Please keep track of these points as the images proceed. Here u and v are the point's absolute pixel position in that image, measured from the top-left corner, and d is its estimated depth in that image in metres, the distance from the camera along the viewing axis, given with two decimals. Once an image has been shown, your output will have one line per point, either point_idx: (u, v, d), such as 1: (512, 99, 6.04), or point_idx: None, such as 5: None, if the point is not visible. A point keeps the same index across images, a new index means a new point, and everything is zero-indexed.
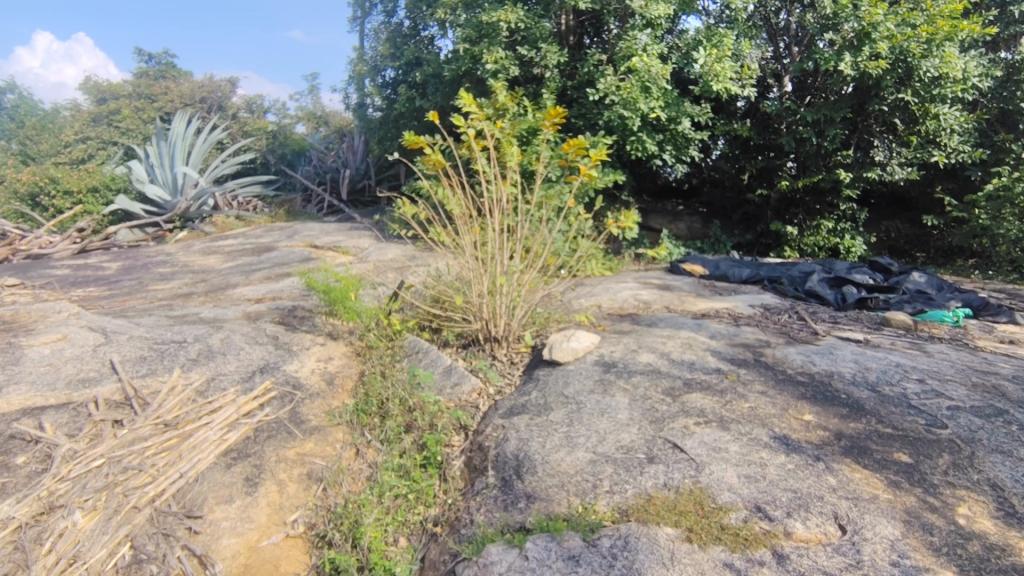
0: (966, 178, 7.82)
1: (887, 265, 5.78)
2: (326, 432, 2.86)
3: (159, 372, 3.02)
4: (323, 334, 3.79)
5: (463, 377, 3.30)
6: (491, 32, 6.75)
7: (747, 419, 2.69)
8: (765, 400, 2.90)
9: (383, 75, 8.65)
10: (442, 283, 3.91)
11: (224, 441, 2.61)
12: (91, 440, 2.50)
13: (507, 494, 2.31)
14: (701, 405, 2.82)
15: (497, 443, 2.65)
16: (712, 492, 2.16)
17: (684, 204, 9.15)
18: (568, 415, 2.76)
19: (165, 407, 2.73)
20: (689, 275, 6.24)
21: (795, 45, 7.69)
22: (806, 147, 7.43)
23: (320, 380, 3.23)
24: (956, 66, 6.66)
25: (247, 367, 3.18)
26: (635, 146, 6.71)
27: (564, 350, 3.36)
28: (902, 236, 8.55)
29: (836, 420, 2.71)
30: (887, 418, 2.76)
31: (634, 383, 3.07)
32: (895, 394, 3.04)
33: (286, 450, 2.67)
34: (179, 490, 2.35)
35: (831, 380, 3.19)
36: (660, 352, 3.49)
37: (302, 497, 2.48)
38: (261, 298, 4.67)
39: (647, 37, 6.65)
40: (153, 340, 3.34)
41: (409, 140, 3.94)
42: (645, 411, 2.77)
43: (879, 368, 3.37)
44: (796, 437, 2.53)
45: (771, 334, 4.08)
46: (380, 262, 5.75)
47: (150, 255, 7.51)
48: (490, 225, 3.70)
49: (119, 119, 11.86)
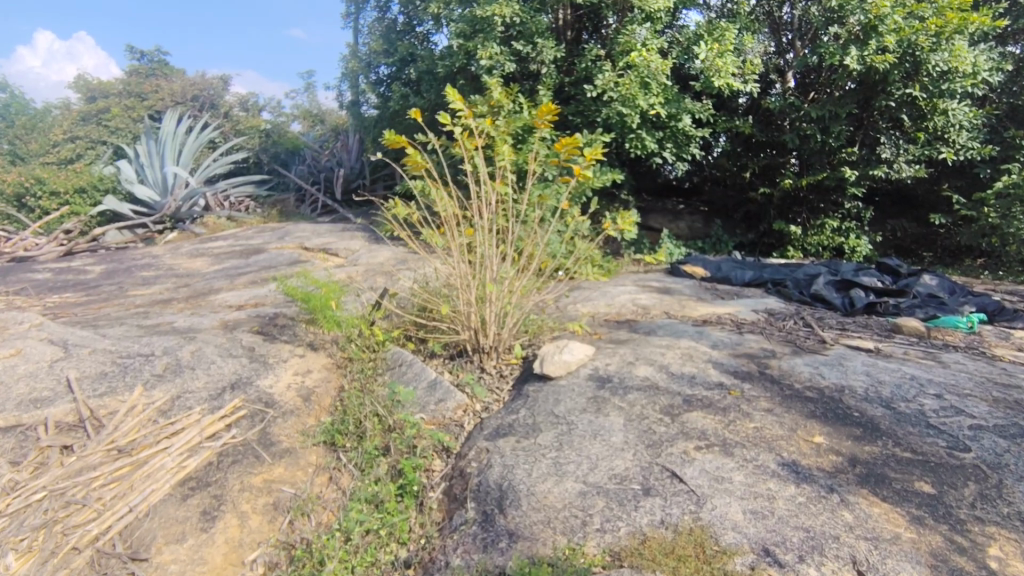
0: (975, 175, 7.57)
1: (896, 266, 5.56)
2: (297, 455, 2.66)
3: (118, 390, 2.81)
4: (303, 345, 3.59)
5: (449, 393, 3.09)
6: (485, 27, 6.51)
7: (753, 442, 2.47)
8: (772, 420, 2.68)
9: (378, 72, 8.43)
10: (429, 291, 3.70)
11: (182, 468, 2.40)
12: (35, 469, 2.30)
13: (488, 531, 2.09)
14: (702, 426, 2.61)
15: (480, 469, 2.43)
16: (714, 531, 1.94)
17: (684, 203, 8.86)
18: (558, 438, 2.55)
19: (121, 430, 2.53)
20: (689, 277, 6.04)
21: (798, 40, 7.48)
22: (811, 144, 7.20)
23: (295, 397, 3.03)
24: (967, 60, 6.40)
25: (217, 384, 2.99)
26: (635, 144, 6.50)
27: (555, 363, 3.15)
28: (908, 235, 8.32)
29: (850, 443, 2.49)
30: (905, 441, 2.54)
31: (630, 401, 2.85)
32: (912, 411, 2.83)
33: (253, 477, 2.46)
34: (127, 527, 2.14)
35: (842, 396, 2.97)
36: (659, 364, 3.28)
37: (264, 532, 2.26)
38: (243, 304, 4.48)
39: (646, 32, 6.45)
40: (117, 355, 3.13)
41: (389, 139, 3.70)
42: (641, 434, 2.55)
43: (893, 382, 3.16)
44: (807, 464, 2.31)
45: (776, 342, 3.86)
46: (369, 265, 5.57)
47: (135, 257, 7.32)
48: (482, 227, 3.52)
49: (109, 118, 11.66)
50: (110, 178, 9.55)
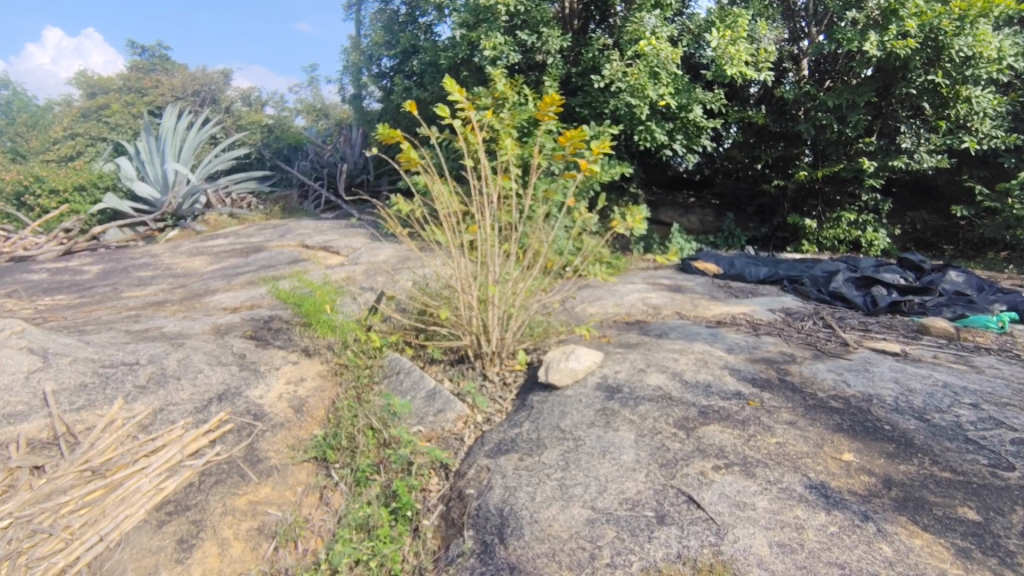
0: (999, 166, 7.30)
1: (918, 262, 5.31)
2: (286, 472, 2.50)
3: (97, 404, 2.67)
4: (297, 350, 3.41)
5: (449, 403, 2.91)
6: (489, 16, 6.28)
7: (777, 460, 2.27)
8: (795, 434, 2.48)
9: (380, 65, 8.26)
10: (429, 293, 3.51)
11: (160, 491, 2.25)
12: (2, 492, 2.15)
13: (487, 565, 1.92)
14: (720, 441, 2.42)
15: (480, 491, 2.26)
16: (737, 568, 1.76)
17: (695, 195, 8.63)
18: (564, 456, 2.36)
19: (97, 449, 2.38)
20: (701, 274, 5.84)
21: (814, 26, 7.18)
22: (827, 134, 6.96)
23: (287, 408, 2.85)
24: (991, 44, 6.10)
25: (203, 396, 2.83)
26: (643, 137, 6.26)
27: (561, 371, 2.95)
28: (928, 228, 8.03)
29: (882, 461, 2.29)
30: (943, 458, 2.34)
31: (641, 413, 2.65)
32: (947, 424, 2.62)
33: (236, 498, 2.31)
34: (96, 558, 1.99)
35: (870, 406, 2.76)
36: (672, 372, 3.07)
37: (246, 561, 2.11)
38: (237, 307, 4.32)
39: (655, 19, 6.20)
40: (98, 364, 2.99)
41: (385, 134, 3.50)
42: (654, 452, 2.35)
43: (925, 391, 2.94)
44: (837, 486, 2.11)
45: (795, 346, 3.65)
46: (371, 264, 5.40)
47: (134, 256, 7.19)
48: (486, 222, 3.34)
49: (109, 114, 11.52)
50: (110, 175, 9.41)
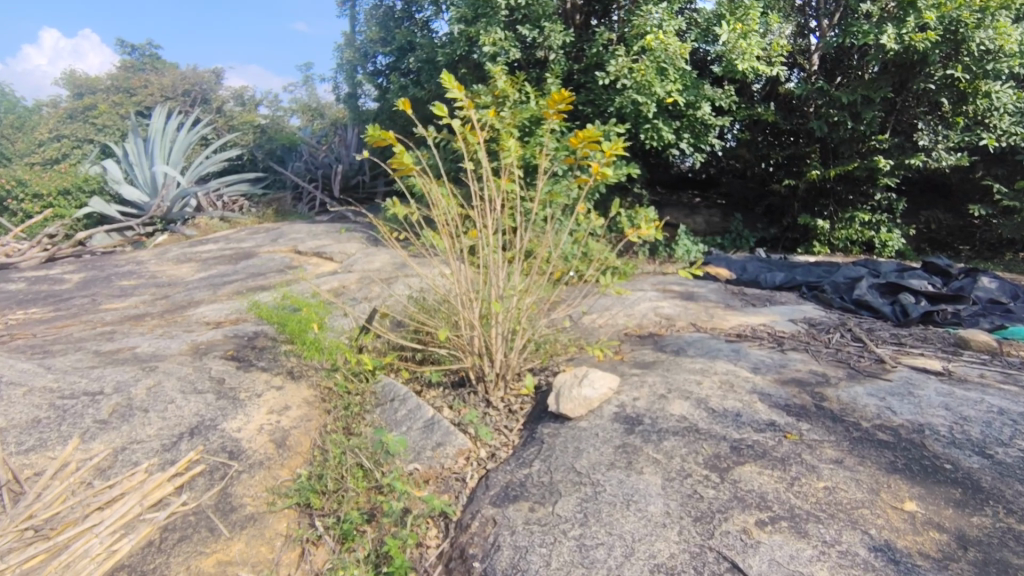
0: (1018, 162, 6.92)
1: (946, 267, 5.00)
2: (263, 523, 2.19)
3: (49, 444, 2.35)
4: (282, 373, 3.09)
5: (448, 435, 2.60)
6: (488, 10, 5.95)
7: (830, 512, 1.97)
8: (844, 477, 2.16)
9: (375, 62, 7.95)
10: (427, 309, 3.21)
11: (112, 554, 1.93)
12: None
13: None
14: (760, 486, 2.11)
15: (486, 551, 1.97)
16: None
17: (700, 195, 8.29)
18: (581, 506, 2.07)
19: (43, 501, 2.05)
20: (714, 279, 5.54)
21: (826, 20, 6.87)
22: (840, 132, 6.61)
23: (268, 443, 2.53)
24: (1013, 37, 5.79)
25: (173, 430, 2.51)
26: (650, 135, 5.93)
27: (574, 400, 2.64)
28: (943, 228, 7.69)
29: (951, 512, 1.98)
30: (1018, 506, 2.03)
31: (666, 451, 2.34)
32: (1013, 460, 2.31)
33: (203, 559, 2.00)
34: None
35: (923, 439, 2.44)
36: (697, 399, 2.74)
37: None
38: (220, 322, 4.00)
39: (662, 13, 5.87)
40: (57, 396, 2.67)
41: (375, 135, 3.16)
42: (685, 502, 2.05)
43: (981, 419, 2.62)
44: (905, 547, 1.81)
45: (827, 364, 3.33)
46: (364, 273, 5.08)
47: (118, 263, 6.85)
48: (487, 227, 2.97)
49: (96, 115, 11.18)
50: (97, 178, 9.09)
